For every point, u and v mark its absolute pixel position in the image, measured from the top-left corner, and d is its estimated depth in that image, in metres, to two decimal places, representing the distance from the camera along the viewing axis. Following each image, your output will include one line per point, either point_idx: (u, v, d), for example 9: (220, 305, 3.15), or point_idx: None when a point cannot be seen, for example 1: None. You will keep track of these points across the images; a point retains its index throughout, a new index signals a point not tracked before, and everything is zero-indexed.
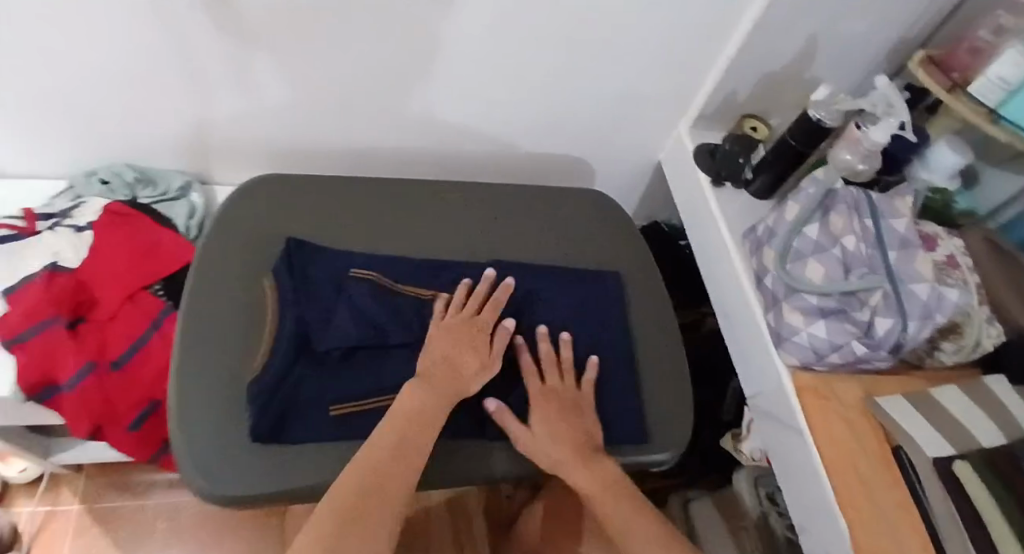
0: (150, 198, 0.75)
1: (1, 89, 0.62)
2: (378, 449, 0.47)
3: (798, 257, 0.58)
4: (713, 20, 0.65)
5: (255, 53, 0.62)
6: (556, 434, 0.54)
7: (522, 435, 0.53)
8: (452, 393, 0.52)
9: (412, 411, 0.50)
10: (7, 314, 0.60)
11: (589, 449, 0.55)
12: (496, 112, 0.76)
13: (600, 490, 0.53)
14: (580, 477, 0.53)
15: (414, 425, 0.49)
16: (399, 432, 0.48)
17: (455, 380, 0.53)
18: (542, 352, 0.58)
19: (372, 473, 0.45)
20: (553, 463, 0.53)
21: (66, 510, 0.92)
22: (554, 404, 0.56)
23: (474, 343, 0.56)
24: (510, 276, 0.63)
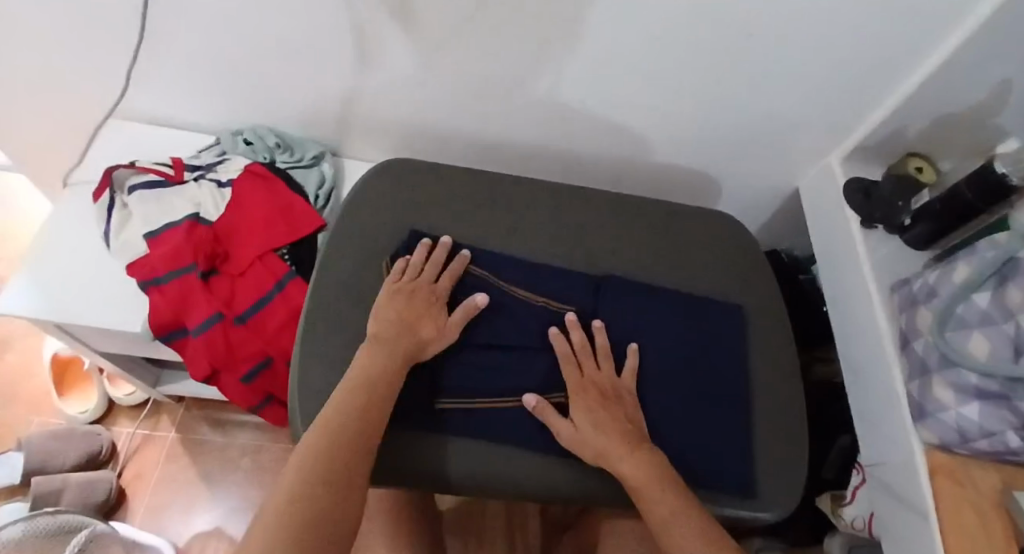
0: (286, 163, 0.77)
1: (180, 44, 0.66)
2: (339, 408, 0.46)
3: (959, 325, 0.52)
4: (894, 51, 0.60)
5: (417, 33, 0.63)
6: (596, 424, 0.52)
7: (566, 429, 0.52)
8: (405, 353, 0.52)
9: (369, 372, 0.49)
10: (152, 256, 0.65)
11: (636, 438, 0.52)
12: (635, 118, 0.73)
13: (646, 481, 0.48)
14: (623, 466, 0.49)
15: (379, 375, 0.49)
16: (358, 392, 0.47)
17: (410, 337, 0.53)
18: (577, 338, 0.57)
19: (344, 415, 0.45)
20: (597, 454, 0.51)
21: (162, 437, 0.99)
22: (593, 393, 0.54)
23: (430, 306, 0.56)
24: (626, 296, 0.61)
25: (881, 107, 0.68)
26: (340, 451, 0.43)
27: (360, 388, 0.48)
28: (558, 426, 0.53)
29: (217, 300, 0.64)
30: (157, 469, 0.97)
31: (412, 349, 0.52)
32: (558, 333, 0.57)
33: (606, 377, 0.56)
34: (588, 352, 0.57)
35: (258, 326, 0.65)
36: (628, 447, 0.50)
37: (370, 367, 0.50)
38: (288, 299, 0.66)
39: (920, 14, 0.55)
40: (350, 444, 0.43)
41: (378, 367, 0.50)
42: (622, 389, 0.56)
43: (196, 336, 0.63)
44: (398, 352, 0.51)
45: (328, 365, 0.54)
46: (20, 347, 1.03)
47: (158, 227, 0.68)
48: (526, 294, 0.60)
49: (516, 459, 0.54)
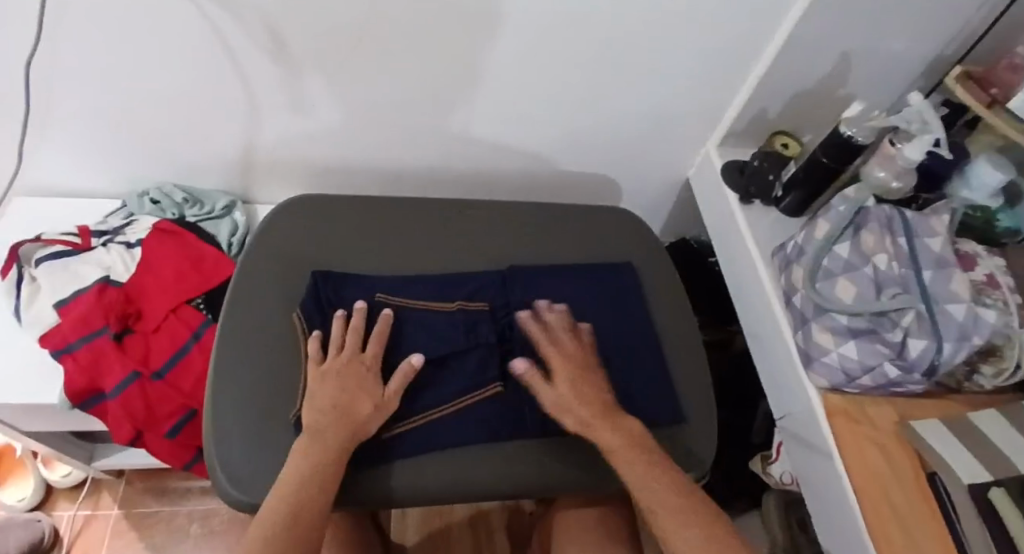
0: (196, 215, 0.78)
1: (71, 113, 0.68)
2: (271, 520, 0.45)
3: (827, 275, 0.56)
4: (742, 39, 0.66)
5: (303, 77, 0.67)
6: (577, 394, 0.55)
7: (552, 395, 0.55)
8: (341, 440, 0.50)
9: (302, 472, 0.48)
10: (60, 325, 0.65)
11: (612, 410, 0.55)
12: (526, 130, 0.78)
13: (628, 448, 0.52)
14: (606, 436, 0.53)
15: (314, 474, 0.48)
16: (291, 499, 0.46)
17: (348, 419, 0.51)
18: (553, 318, 0.60)
19: (275, 532, 0.45)
20: (580, 423, 0.54)
21: (106, 514, 0.96)
22: (575, 365, 0.57)
23: (363, 380, 0.54)
24: (527, 281, 0.65)
25: (741, 92, 0.74)
26: None
27: (299, 485, 0.47)
28: (541, 391, 0.56)
29: (132, 359, 0.64)
30: (104, 550, 0.93)
31: (353, 432, 0.51)
32: (529, 317, 0.61)
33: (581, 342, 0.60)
34: (563, 330, 0.60)
35: (177, 379, 0.65)
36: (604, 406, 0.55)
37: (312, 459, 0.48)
38: (206, 348, 0.67)
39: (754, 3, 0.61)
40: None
41: (317, 453, 0.49)
42: (591, 354, 0.60)
43: (113, 398, 0.63)
44: (336, 438, 0.50)
45: (236, 400, 0.54)
46: None
47: (68, 295, 0.68)
48: (436, 304, 0.62)
49: (430, 466, 0.55)
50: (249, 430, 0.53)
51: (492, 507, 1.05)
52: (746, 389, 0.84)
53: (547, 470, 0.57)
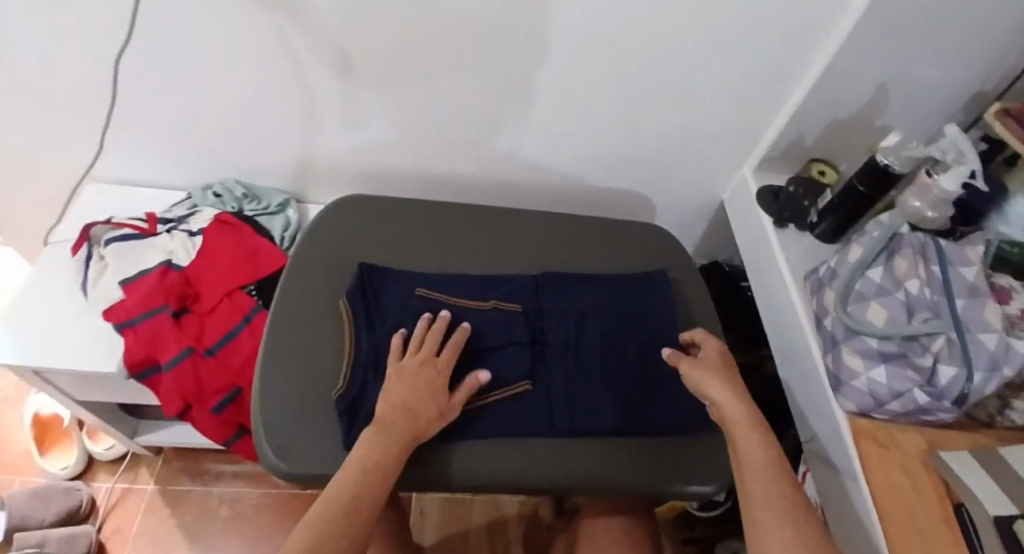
0: (254, 211, 0.84)
1: (147, 109, 0.74)
2: (341, 483, 0.47)
3: (859, 298, 0.58)
4: (780, 66, 0.68)
5: (358, 88, 0.71)
6: (715, 371, 0.58)
7: (690, 366, 0.59)
8: (408, 436, 0.51)
9: (372, 453, 0.49)
10: (126, 301, 0.71)
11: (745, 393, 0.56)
12: (565, 146, 0.81)
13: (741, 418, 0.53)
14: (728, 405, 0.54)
15: (383, 458, 0.49)
16: (358, 473, 0.48)
17: (414, 421, 0.52)
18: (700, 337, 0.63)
19: (337, 498, 0.45)
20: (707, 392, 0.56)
21: (142, 489, 1.00)
22: (723, 365, 0.59)
23: (435, 387, 0.55)
24: (557, 288, 0.67)
25: (779, 118, 0.76)
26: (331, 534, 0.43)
27: (366, 463, 0.48)
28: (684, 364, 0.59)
29: (187, 336, 0.69)
30: (136, 523, 0.97)
31: (414, 435, 0.52)
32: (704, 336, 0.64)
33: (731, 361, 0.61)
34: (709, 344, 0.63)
35: (227, 359, 0.69)
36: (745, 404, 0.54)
37: (383, 445, 0.50)
38: (255, 332, 0.71)
39: (794, 32, 0.64)
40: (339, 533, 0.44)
41: (387, 442, 0.50)
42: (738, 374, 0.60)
43: (168, 371, 0.67)
44: (402, 437, 0.51)
45: (283, 378, 0.58)
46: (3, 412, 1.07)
47: (132, 274, 0.73)
48: (471, 302, 0.65)
49: (455, 454, 0.57)
50: (294, 407, 0.56)
51: (511, 514, 1.06)
52: (778, 414, 0.82)
53: (567, 469, 0.58)
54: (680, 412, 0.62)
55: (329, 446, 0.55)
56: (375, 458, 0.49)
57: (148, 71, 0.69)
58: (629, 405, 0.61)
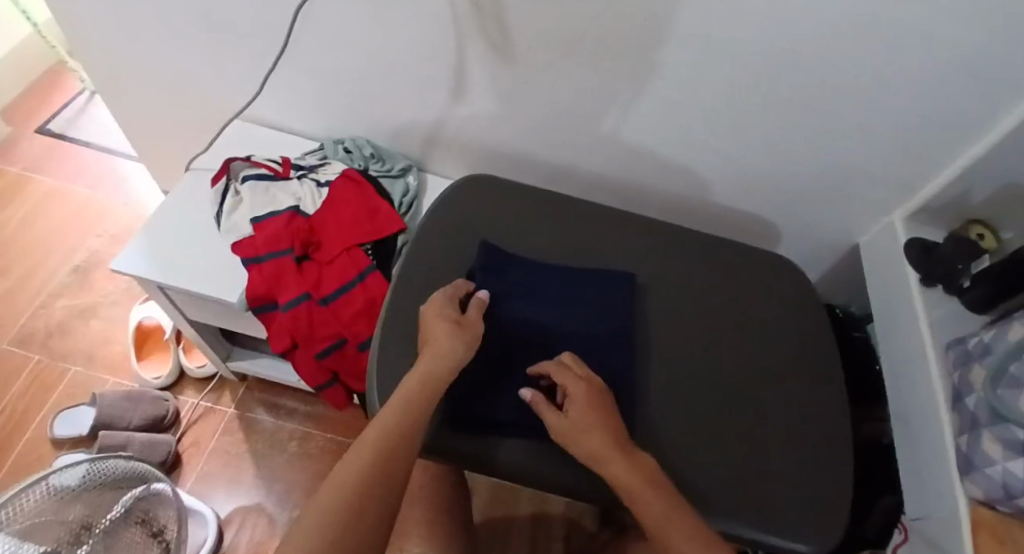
0: (378, 171, 0.87)
1: (314, 54, 0.78)
2: (369, 440, 0.48)
3: (1012, 382, 0.52)
4: (956, 118, 0.64)
5: (509, 68, 0.72)
6: (586, 426, 0.52)
7: (558, 423, 0.53)
8: (433, 376, 0.53)
9: (400, 408, 0.50)
10: (254, 237, 0.75)
11: (628, 443, 0.52)
12: (701, 159, 0.80)
13: (638, 482, 0.49)
14: (615, 469, 0.50)
15: (410, 411, 0.50)
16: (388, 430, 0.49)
17: (435, 357, 0.53)
18: (549, 367, 0.57)
19: (365, 454, 0.46)
20: (590, 454, 0.51)
21: (223, 411, 1.07)
22: (586, 409, 0.53)
23: (443, 320, 0.56)
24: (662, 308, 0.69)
25: (945, 171, 0.71)
26: (366, 487, 0.44)
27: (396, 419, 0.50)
28: (550, 417, 0.54)
29: (306, 283, 0.73)
30: (213, 441, 1.04)
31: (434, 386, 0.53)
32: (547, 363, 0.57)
33: (592, 378, 0.57)
34: (562, 372, 0.56)
35: (339, 309, 0.72)
36: (618, 451, 0.51)
37: (416, 397, 0.51)
38: (367, 290, 0.73)
39: (982, 86, 0.59)
40: (376, 489, 0.45)
41: (414, 395, 0.52)
42: (605, 395, 0.56)
43: (285, 311, 0.71)
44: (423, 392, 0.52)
45: (397, 341, 0.61)
46: (115, 311, 1.17)
47: (263, 213, 0.77)
48: (583, 302, 0.65)
49: (549, 451, 0.58)
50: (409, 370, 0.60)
51: (555, 511, 1.06)
52: (869, 482, 0.78)
53: None
54: (778, 457, 0.62)
55: (435, 418, 0.58)
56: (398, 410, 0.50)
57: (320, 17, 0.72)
58: (715, 444, 0.61)
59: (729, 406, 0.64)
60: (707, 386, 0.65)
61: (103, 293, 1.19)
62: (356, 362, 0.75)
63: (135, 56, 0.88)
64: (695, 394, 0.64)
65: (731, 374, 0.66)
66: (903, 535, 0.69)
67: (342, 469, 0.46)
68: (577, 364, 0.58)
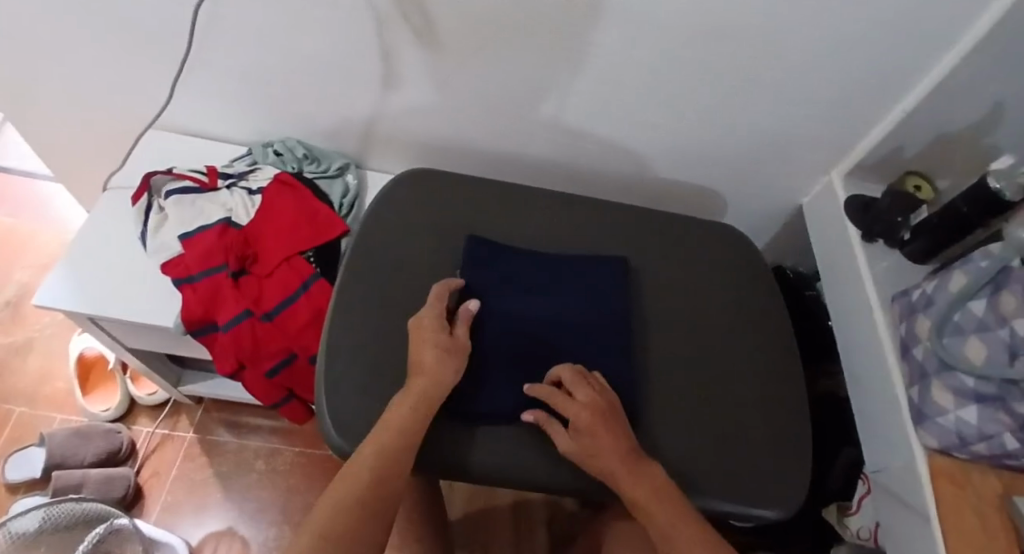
0: (313, 172, 0.83)
1: (225, 57, 0.73)
2: (366, 453, 0.48)
3: (956, 332, 0.53)
4: (887, 74, 0.64)
5: (436, 57, 0.69)
6: (594, 447, 0.51)
7: (571, 450, 0.53)
8: (425, 395, 0.52)
9: (396, 422, 0.50)
10: (184, 255, 0.70)
11: (637, 454, 0.52)
12: (642, 135, 0.78)
13: (648, 495, 0.49)
14: (627, 485, 0.50)
15: (408, 423, 0.50)
16: (383, 443, 0.49)
17: (427, 378, 0.52)
18: (544, 394, 0.54)
19: (362, 466, 0.47)
20: (604, 473, 0.51)
21: (181, 437, 1.03)
22: (590, 432, 0.52)
23: (432, 341, 0.54)
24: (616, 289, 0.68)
25: (881, 126, 0.72)
26: (360, 499, 0.45)
27: (392, 430, 0.50)
28: (562, 446, 0.53)
29: (245, 299, 0.68)
30: (174, 469, 1.00)
31: (429, 402, 0.52)
32: (538, 390, 0.55)
33: (600, 395, 0.54)
34: (558, 395, 0.54)
35: (284, 323, 0.69)
36: (630, 468, 0.50)
37: (410, 412, 0.51)
38: (312, 299, 0.70)
39: (914, 39, 0.59)
40: (369, 499, 0.46)
41: (410, 416, 0.51)
42: (612, 404, 0.55)
43: (225, 331, 0.67)
44: (420, 408, 0.51)
45: (344, 354, 0.58)
46: (51, 345, 1.10)
47: (192, 228, 0.72)
48: (533, 290, 0.63)
49: (511, 444, 0.56)
50: (360, 377, 0.57)
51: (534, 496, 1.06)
52: (830, 437, 0.80)
53: None
54: (743, 427, 0.62)
55: None
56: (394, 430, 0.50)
57: (225, 17, 0.67)
58: (680, 419, 0.61)
59: (690, 380, 0.64)
60: (668, 362, 0.64)
61: (37, 327, 1.11)
62: (309, 376, 0.72)
63: (30, 73, 0.80)
64: (655, 371, 0.63)
65: (690, 347, 0.66)
66: (866, 486, 0.71)
67: (339, 480, 0.47)
68: (582, 389, 0.54)
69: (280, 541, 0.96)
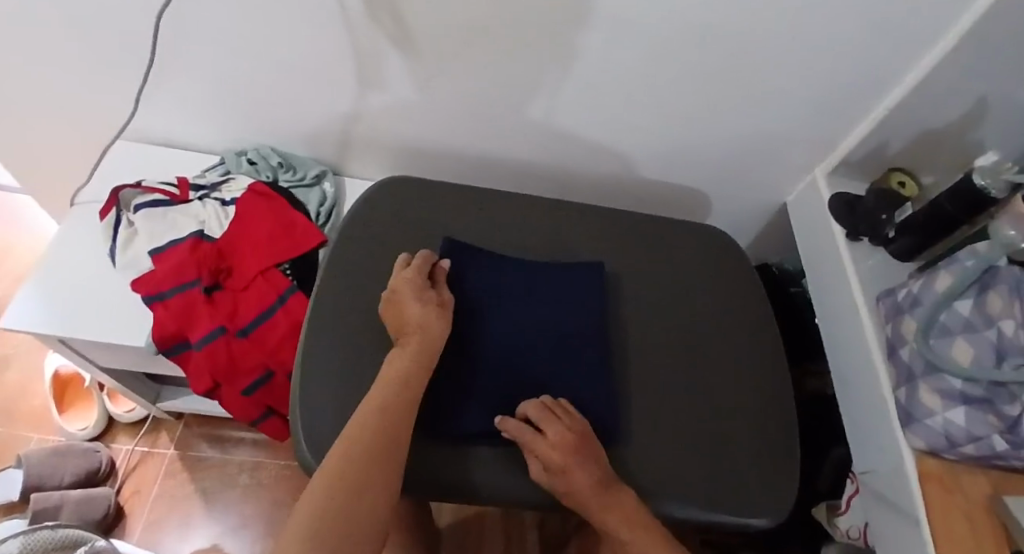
0: (289, 181, 0.81)
1: (191, 63, 0.70)
2: (369, 405, 0.48)
3: (943, 333, 0.52)
4: (870, 70, 0.63)
5: (410, 59, 0.67)
6: (570, 481, 0.50)
7: (546, 480, 0.51)
8: (421, 343, 0.53)
9: (395, 374, 0.50)
10: (155, 271, 0.68)
11: (613, 481, 0.51)
12: (624, 135, 0.77)
13: (621, 525, 0.49)
14: (603, 517, 0.50)
15: (408, 372, 0.51)
16: (386, 393, 0.49)
17: (418, 328, 0.53)
18: (516, 429, 0.52)
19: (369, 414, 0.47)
20: (580, 503, 0.50)
21: (162, 453, 1.00)
22: (566, 466, 0.50)
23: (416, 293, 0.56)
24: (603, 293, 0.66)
25: (864, 123, 0.71)
26: (372, 443, 0.45)
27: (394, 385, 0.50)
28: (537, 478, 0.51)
29: (220, 315, 0.66)
30: (155, 487, 0.98)
31: (425, 348, 0.53)
32: (507, 425, 0.53)
33: (569, 427, 0.52)
34: (531, 433, 0.51)
35: (260, 339, 0.67)
36: (603, 498, 0.50)
37: (407, 361, 0.51)
38: (289, 314, 0.68)
39: (896, 36, 0.58)
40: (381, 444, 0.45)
41: (409, 365, 0.51)
42: (586, 431, 0.53)
43: (199, 349, 0.65)
44: (417, 359, 0.52)
45: (322, 372, 0.56)
46: (24, 363, 1.06)
47: (163, 244, 0.70)
48: (515, 298, 0.62)
49: (495, 458, 0.55)
50: (337, 394, 0.56)
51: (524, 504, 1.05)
52: (818, 436, 0.80)
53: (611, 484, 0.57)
54: (731, 433, 0.61)
55: None
56: (393, 382, 0.50)
57: (189, 21, 0.64)
58: (669, 427, 0.60)
59: (677, 385, 0.63)
60: (651, 367, 0.63)
61: (11, 344, 1.08)
62: (288, 392, 0.70)
63: None
64: (642, 377, 0.62)
65: (674, 351, 0.65)
66: (852, 484, 0.70)
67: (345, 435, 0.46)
68: (551, 425, 0.52)
69: None
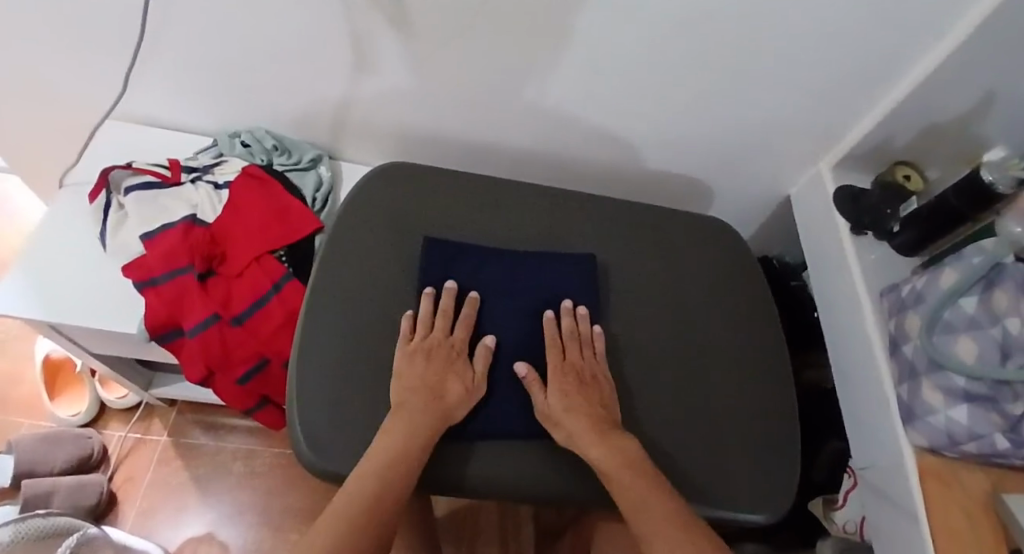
0: (284, 164, 0.80)
1: (181, 44, 0.68)
2: (378, 450, 0.48)
3: (947, 330, 0.51)
4: (879, 62, 0.62)
5: (408, 43, 0.65)
6: (568, 407, 0.53)
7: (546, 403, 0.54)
8: (433, 421, 0.51)
9: (405, 427, 0.50)
10: (146, 256, 0.66)
11: (609, 426, 0.53)
12: (626, 124, 0.75)
13: (617, 466, 0.50)
14: (593, 452, 0.51)
15: (419, 430, 0.50)
16: (400, 436, 0.49)
17: (437, 401, 0.52)
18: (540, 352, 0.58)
19: (375, 464, 0.47)
20: (569, 437, 0.52)
21: (155, 440, 0.99)
22: (573, 382, 0.55)
23: (438, 367, 0.54)
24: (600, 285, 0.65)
25: (869, 116, 0.70)
26: (373, 498, 0.46)
27: (403, 436, 0.49)
28: (537, 397, 0.55)
29: (213, 302, 0.65)
30: (149, 473, 0.97)
31: (443, 413, 0.52)
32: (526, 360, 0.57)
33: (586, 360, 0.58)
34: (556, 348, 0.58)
35: (255, 326, 0.66)
36: (600, 434, 0.52)
37: (418, 419, 0.50)
38: (285, 301, 0.67)
39: (905, 28, 0.57)
40: (382, 497, 0.46)
41: (421, 422, 0.50)
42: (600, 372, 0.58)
43: (191, 337, 0.63)
44: (430, 419, 0.51)
45: (317, 362, 0.55)
46: (15, 348, 1.05)
47: (154, 227, 0.68)
48: (505, 288, 0.61)
49: (493, 450, 0.54)
50: (332, 384, 0.55)
51: None
52: (816, 429, 0.80)
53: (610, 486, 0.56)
54: (729, 428, 0.61)
55: (363, 441, 0.53)
56: (401, 438, 0.49)
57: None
58: (665, 420, 0.59)
59: (673, 380, 0.62)
60: (645, 363, 0.62)
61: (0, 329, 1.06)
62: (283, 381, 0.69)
63: None
64: (637, 371, 0.61)
65: (670, 346, 0.64)
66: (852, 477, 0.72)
67: (351, 480, 0.47)
68: (573, 347, 0.58)
69: (261, 544, 0.94)
